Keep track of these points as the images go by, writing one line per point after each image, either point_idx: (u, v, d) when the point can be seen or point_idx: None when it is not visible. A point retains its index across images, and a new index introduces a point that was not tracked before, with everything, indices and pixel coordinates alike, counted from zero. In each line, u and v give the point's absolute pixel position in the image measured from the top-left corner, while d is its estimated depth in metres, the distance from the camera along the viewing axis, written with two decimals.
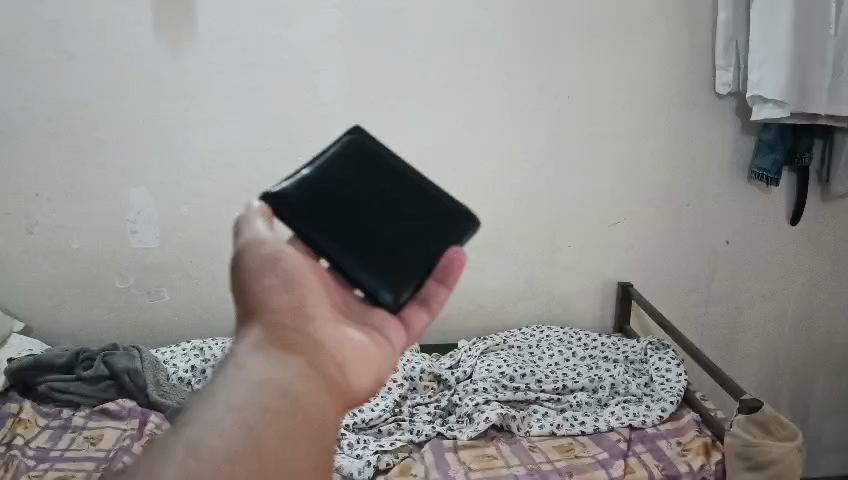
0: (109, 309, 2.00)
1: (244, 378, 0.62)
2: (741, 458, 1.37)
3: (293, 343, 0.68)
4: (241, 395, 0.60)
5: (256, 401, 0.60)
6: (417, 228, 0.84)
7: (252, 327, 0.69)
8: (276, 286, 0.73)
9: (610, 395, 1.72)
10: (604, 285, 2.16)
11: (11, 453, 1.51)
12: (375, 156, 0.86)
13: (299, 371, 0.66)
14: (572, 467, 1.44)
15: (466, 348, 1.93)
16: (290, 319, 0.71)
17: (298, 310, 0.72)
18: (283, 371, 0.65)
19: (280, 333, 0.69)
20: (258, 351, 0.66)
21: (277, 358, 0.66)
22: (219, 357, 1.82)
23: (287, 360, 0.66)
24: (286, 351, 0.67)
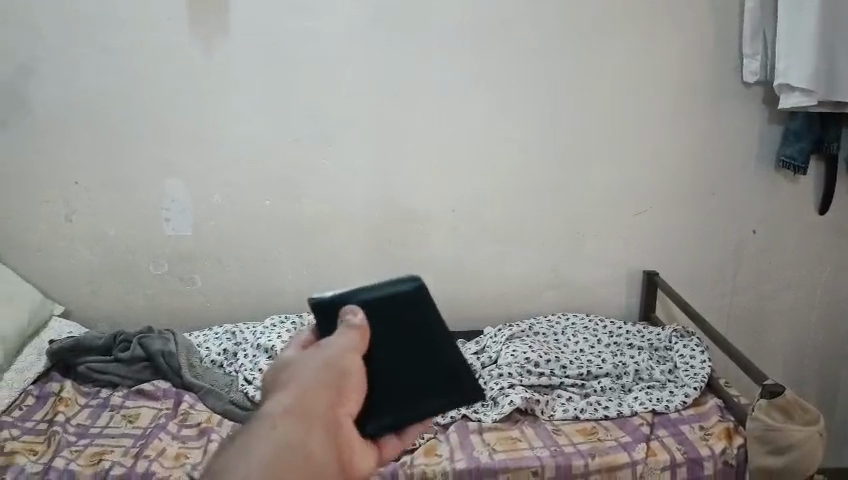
0: (144, 295, 2.06)
1: (272, 440, 0.55)
2: (762, 443, 1.39)
3: (323, 416, 0.63)
4: (268, 450, 0.54)
5: (286, 462, 0.53)
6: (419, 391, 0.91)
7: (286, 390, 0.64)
8: (311, 362, 0.70)
9: (634, 381, 1.75)
10: (629, 274, 2.17)
11: (53, 430, 1.57)
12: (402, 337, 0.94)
13: (324, 445, 0.59)
14: (594, 450, 1.46)
15: (491, 334, 1.96)
16: (321, 394, 0.66)
17: (334, 387, 0.69)
18: (308, 436, 0.58)
19: (308, 402, 0.64)
20: (289, 412, 0.60)
21: (305, 427, 0.59)
22: (250, 341, 1.87)
23: (316, 430, 0.60)
24: (316, 420, 0.61)
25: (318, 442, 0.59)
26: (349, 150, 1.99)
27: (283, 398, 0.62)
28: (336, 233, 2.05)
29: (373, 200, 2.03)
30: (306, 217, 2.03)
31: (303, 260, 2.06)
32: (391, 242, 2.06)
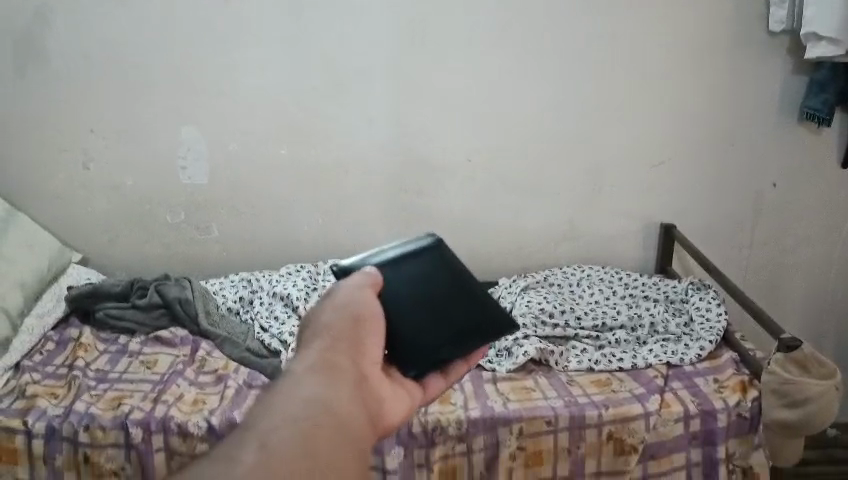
0: (161, 243, 2.06)
1: (292, 401, 0.53)
2: (778, 396, 1.38)
3: (345, 369, 0.61)
4: (288, 410, 0.52)
5: (310, 419, 0.51)
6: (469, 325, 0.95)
7: (307, 347, 0.62)
8: (330, 320, 0.68)
9: (649, 333, 1.75)
10: (646, 227, 2.15)
11: (73, 374, 1.59)
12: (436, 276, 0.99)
13: (349, 398, 0.57)
14: (608, 401, 1.44)
15: (506, 284, 1.96)
16: (342, 349, 0.64)
17: (355, 338, 0.67)
18: (332, 390, 0.56)
19: (330, 356, 0.61)
20: (309, 370, 0.58)
21: (328, 382, 0.57)
22: (266, 289, 1.88)
23: (339, 383, 0.58)
24: (339, 375, 0.59)
25: (346, 399, 0.56)
26: (364, 99, 1.96)
27: (306, 357, 0.60)
28: (351, 183, 2.03)
29: (388, 150, 2.01)
30: (321, 167, 2.02)
31: (319, 209, 2.06)
32: (407, 192, 2.05)
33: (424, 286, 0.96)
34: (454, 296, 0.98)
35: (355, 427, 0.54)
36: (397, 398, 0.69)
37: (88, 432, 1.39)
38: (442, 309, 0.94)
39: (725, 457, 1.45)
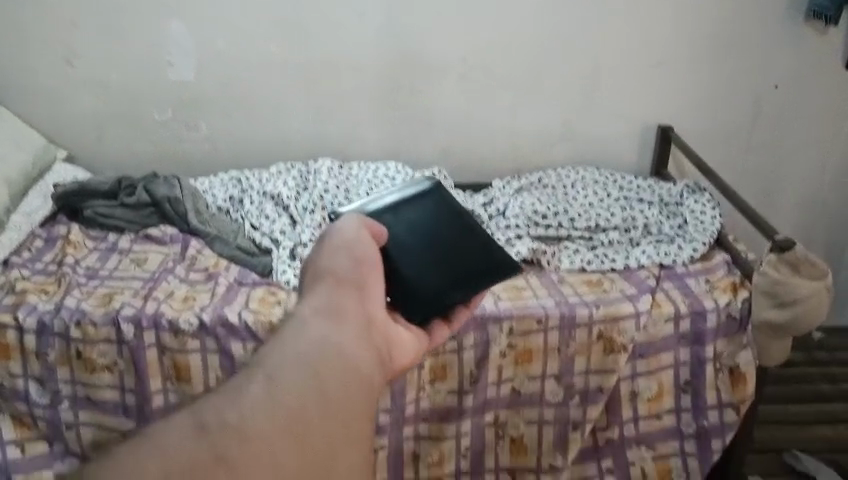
0: (149, 141, 2.02)
1: (301, 343, 0.47)
2: (768, 297, 1.38)
3: (354, 311, 0.55)
4: (296, 355, 0.46)
5: (320, 369, 0.45)
6: (478, 269, 0.99)
7: (312, 285, 0.56)
8: (338, 258, 0.62)
9: (642, 235, 1.74)
10: (644, 129, 2.11)
11: (62, 271, 1.58)
12: (445, 218, 1.02)
13: (360, 343, 0.51)
14: (600, 301, 1.45)
15: (500, 186, 1.93)
16: (350, 290, 0.58)
17: (360, 279, 0.61)
18: (343, 333, 0.50)
19: (337, 297, 0.55)
20: (316, 310, 0.51)
21: (338, 324, 0.51)
22: (256, 188, 1.85)
23: (348, 327, 0.52)
24: (348, 318, 0.53)
25: (357, 340, 0.51)
26: None
27: (313, 292, 0.55)
28: (343, 80, 1.97)
29: (381, 46, 1.94)
30: (312, 62, 1.95)
31: (309, 107, 2.00)
32: (400, 90, 1.99)
33: (427, 240, 0.96)
34: (455, 250, 0.99)
35: (366, 376, 0.49)
36: (400, 343, 0.65)
37: (79, 328, 1.39)
38: (447, 260, 0.96)
39: (713, 357, 1.45)
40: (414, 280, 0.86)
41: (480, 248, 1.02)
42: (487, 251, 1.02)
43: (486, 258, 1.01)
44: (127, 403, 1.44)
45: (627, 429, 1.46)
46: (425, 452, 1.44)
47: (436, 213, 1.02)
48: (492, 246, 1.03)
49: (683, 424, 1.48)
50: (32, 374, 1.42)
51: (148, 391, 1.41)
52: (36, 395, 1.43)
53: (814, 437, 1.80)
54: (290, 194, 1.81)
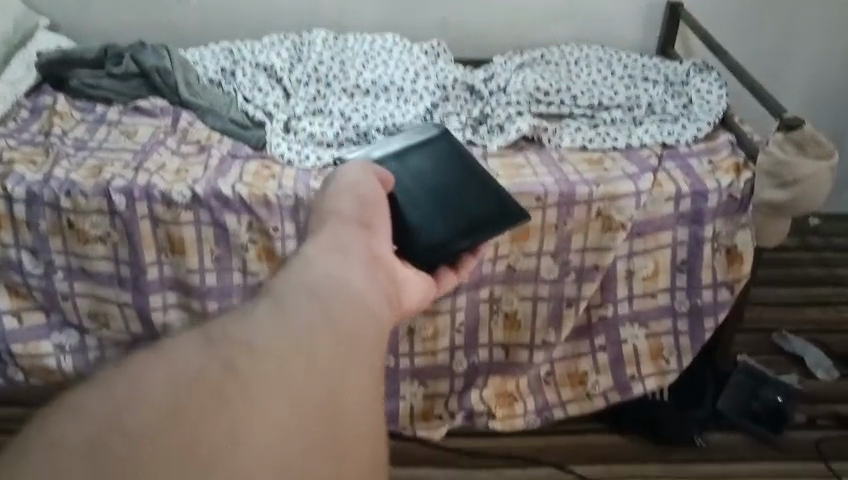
0: (135, 9, 1.92)
1: (303, 279, 0.40)
2: (770, 177, 1.35)
3: (364, 250, 0.49)
4: (304, 290, 0.39)
5: (329, 305, 0.38)
6: (487, 210, 1.11)
7: (316, 228, 0.50)
8: (340, 202, 0.56)
9: (646, 114, 1.69)
10: (653, 5, 2.02)
11: (50, 142, 1.53)
12: (452, 160, 1.16)
13: (373, 284, 0.45)
14: (600, 180, 1.42)
15: (501, 62, 1.86)
16: (357, 231, 0.52)
17: (364, 222, 0.55)
18: (354, 272, 0.44)
19: (342, 236, 0.49)
20: (322, 249, 0.45)
21: (348, 264, 0.45)
22: (249, 59, 1.78)
23: (359, 267, 0.46)
24: (357, 255, 0.47)
25: (369, 274, 0.46)
26: None
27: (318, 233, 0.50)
28: None
29: None
30: None
31: None
32: None
33: (435, 190, 1.08)
34: (461, 203, 1.10)
35: (381, 319, 0.43)
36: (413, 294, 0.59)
37: (70, 199, 1.37)
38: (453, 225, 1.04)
39: (712, 237, 1.43)
40: (427, 236, 0.94)
41: (489, 193, 1.14)
42: (494, 193, 1.14)
43: (493, 218, 1.09)
44: (122, 274, 1.42)
45: (621, 308, 1.46)
46: (420, 327, 1.43)
47: (443, 158, 1.16)
48: (500, 193, 1.14)
49: (677, 303, 1.47)
50: (24, 245, 1.41)
51: (142, 261, 1.39)
52: (30, 266, 1.43)
53: (802, 321, 1.81)
54: (283, 67, 1.75)
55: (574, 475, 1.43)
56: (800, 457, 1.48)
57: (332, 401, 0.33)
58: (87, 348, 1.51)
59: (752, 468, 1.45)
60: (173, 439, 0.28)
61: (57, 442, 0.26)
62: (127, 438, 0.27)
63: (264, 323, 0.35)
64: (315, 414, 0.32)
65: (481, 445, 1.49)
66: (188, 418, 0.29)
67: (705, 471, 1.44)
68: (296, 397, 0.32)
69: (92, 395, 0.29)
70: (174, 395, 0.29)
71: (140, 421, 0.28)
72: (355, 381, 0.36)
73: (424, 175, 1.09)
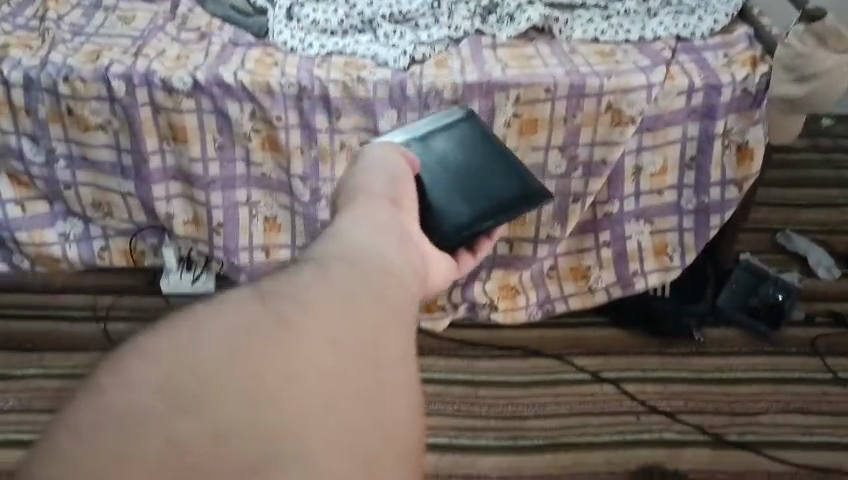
0: None
1: (340, 247, 0.49)
2: (788, 71, 1.30)
3: (392, 220, 0.59)
4: (342, 257, 0.48)
5: (364, 268, 0.47)
6: (511, 194, 1.01)
7: (350, 202, 0.60)
8: (372, 178, 0.68)
9: (663, 5, 1.59)
10: None
11: (45, 27, 1.48)
12: (475, 140, 1.06)
13: (403, 255, 0.53)
14: (611, 72, 1.34)
15: None
16: (388, 202, 0.63)
17: (393, 193, 0.67)
18: (386, 245, 0.52)
19: (375, 209, 0.59)
20: (356, 221, 0.55)
21: (380, 235, 0.54)
22: None
23: (392, 238, 0.54)
24: (387, 227, 0.56)
25: (388, 241, 0.53)
26: None
27: (343, 211, 0.57)
28: None
29: None
30: None
31: None
32: None
33: (457, 171, 0.99)
34: (482, 184, 1.01)
35: (410, 281, 0.51)
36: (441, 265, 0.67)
37: (67, 85, 1.31)
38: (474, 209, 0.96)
39: (723, 133, 1.38)
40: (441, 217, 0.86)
41: (513, 172, 1.04)
42: (520, 174, 1.04)
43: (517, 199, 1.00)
44: (124, 163, 1.41)
45: (626, 204, 1.44)
46: None
47: (466, 138, 1.06)
48: (526, 175, 1.04)
49: (683, 200, 1.45)
50: (24, 131, 1.39)
51: (143, 151, 1.37)
52: (31, 154, 1.41)
53: (806, 221, 1.80)
54: None
55: (573, 367, 1.45)
56: (796, 353, 1.50)
57: (365, 343, 0.41)
58: (90, 237, 1.52)
59: (748, 363, 1.47)
60: (232, 373, 0.35)
61: (137, 372, 0.34)
62: (193, 368, 0.35)
63: (307, 284, 0.43)
64: (348, 370, 0.39)
65: (483, 336, 1.51)
66: (245, 357, 0.36)
67: (702, 365, 1.47)
68: (332, 342, 0.39)
69: (163, 345, 0.36)
70: (228, 348, 0.36)
71: (207, 351, 0.36)
72: (383, 331, 0.42)
73: (458, 149, 1.02)
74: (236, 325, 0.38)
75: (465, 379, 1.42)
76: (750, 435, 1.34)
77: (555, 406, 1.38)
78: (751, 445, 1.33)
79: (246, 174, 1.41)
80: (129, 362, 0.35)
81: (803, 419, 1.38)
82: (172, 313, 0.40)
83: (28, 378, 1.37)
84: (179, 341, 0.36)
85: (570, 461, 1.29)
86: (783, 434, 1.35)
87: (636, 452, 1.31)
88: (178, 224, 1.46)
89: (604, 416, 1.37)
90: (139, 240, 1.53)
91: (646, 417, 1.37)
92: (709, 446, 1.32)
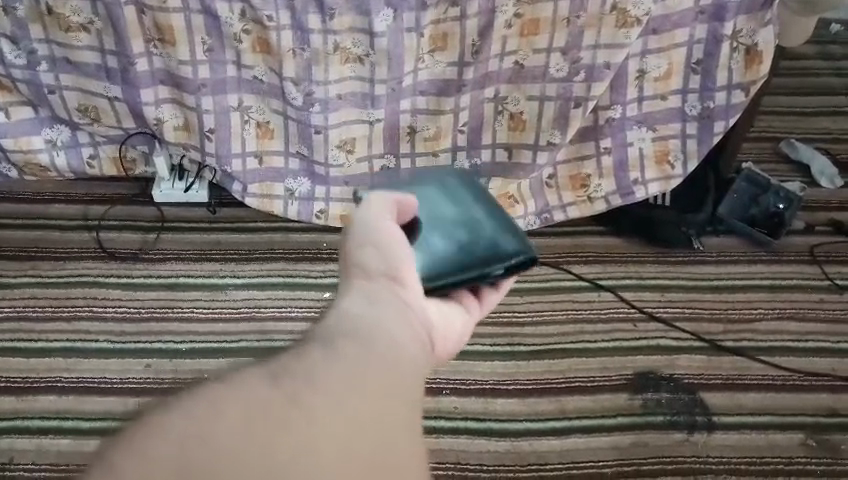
0: None
1: (351, 323, 0.52)
2: None
3: (398, 296, 0.61)
4: (354, 334, 0.51)
5: (376, 347, 0.50)
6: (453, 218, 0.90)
7: (362, 284, 0.61)
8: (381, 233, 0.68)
9: None
10: None
11: None
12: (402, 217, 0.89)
13: (409, 331, 0.56)
14: None
15: None
16: (393, 272, 0.64)
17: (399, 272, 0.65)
18: (392, 322, 0.55)
19: (381, 286, 0.61)
20: (364, 301, 0.58)
21: (386, 313, 0.57)
22: None
23: (399, 318, 0.57)
24: (392, 304, 0.59)
25: (390, 327, 0.54)
26: None
27: (348, 292, 0.59)
28: None
29: None
30: None
31: None
32: None
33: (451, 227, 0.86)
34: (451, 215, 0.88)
35: (414, 354, 0.54)
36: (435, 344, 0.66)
37: None
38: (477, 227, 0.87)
39: (731, 35, 1.31)
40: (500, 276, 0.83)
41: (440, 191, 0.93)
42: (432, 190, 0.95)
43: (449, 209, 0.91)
44: (109, 65, 1.35)
45: (628, 110, 1.40)
46: (422, 127, 1.41)
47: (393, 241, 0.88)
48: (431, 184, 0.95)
49: (687, 106, 1.39)
50: (4, 32, 1.34)
51: (129, 53, 1.32)
52: (11, 56, 1.36)
53: (813, 130, 1.77)
54: None
55: (571, 275, 1.45)
56: (795, 261, 1.49)
57: (377, 417, 0.43)
58: (78, 144, 1.49)
59: (746, 272, 1.47)
60: (252, 455, 0.37)
61: (155, 468, 0.36)
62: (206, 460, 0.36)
63: (325, 363, 0.46)
64: (366, 448, 0.41)
65: None
66: (266, 437, 0.38)
67: (700, 272, 1.46)
68: (348, 419, 0.42)
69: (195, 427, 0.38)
70: (252, 430, 0.38)
71: (231, 433, 0.38)
72: (392, 406, 0.45)
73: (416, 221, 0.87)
74: (248, 411, 0.40)
75: None
76: (746, 342, 1.35)
77: (552, 313, 1.38)
78: (747, 352, 1.33)
79: (237, 77, 1.36)
80: (147, 455, 0.36)
81: (799, 326, 1.38)
82: (200, 387, 0.43)
83: (22, 286, 1.36)
84: (194, 428, 0.38)
85: (566, 367, 1.29)
86: (778, 340, 1.35)
87: (632, 359, 1.31)
88: (169, 129, 1.42)
89: (601, 322, 1.37)
90: (129, 147, 1.49)
91: (643, 325, 1.37)
92: (704, 352, 1.32)
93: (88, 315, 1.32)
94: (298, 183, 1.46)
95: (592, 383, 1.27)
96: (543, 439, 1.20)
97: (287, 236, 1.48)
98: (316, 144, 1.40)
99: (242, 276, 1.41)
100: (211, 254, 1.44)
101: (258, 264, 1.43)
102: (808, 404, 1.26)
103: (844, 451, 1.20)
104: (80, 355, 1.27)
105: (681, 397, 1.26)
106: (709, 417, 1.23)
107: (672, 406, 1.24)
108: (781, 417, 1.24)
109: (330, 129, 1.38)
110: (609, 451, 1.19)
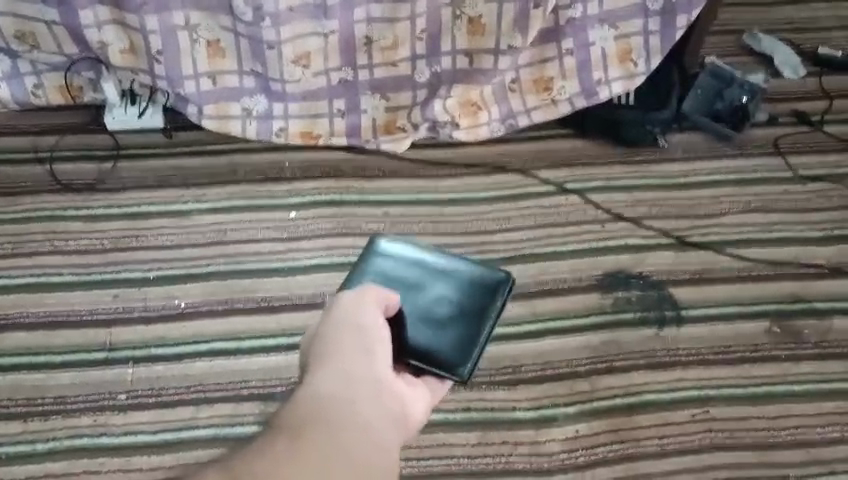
0: None
1: (311, 418, 0.63)
2: None
3: (368, 384, 0.70)
4: (313, 434, 0.62)
5: (331, 447, 0.61)
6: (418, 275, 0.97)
7: (329, 372, 0.70)
8: (354, 319, 0.77)
9: None
10: None
11: None
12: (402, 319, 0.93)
13: (369, 422, 0.66)
14: None
15: None
16: (362, 364, 0.72)
17: (367, 362, 0.73)
18: (351, 414, 0.65)
19: (350, 375, 0.70)
20: (329, 393, 0.67)
21: (345, 404, 0.66)
22: None
23: (358, 408, 0.66)
24: (357, 390, 0.69)
25: (346, 423, 0.64)
26: None
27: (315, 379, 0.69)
28: None
29: None
30: None
31: None
32: None
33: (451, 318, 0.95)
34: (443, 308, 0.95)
35: (371, 448, 0.64)
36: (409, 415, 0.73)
37: None
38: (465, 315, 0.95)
39: None
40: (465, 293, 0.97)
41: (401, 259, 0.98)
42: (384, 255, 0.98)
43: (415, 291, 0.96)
44: None
45: (590, 8, 1.36)
46: (379, 36, 1.36)
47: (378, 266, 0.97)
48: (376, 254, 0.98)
49: (648, 1, 1.36)
50: None
51: None
52: None
53: (774, 20, 1.75)
54: None
55: (538, 180, 1.44)
56: (759, 155, 1.49)
57: None
58: (20, 73, 1.42)
59: (711, 168, 1.47)
60: None
61: None
62: None
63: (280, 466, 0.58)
64: None
65: (446, 154, 1.48)
66: None
67: (666, 170, 1.46)
68: None
69: None
70: None
71: None
72: None
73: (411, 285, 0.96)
74: None
75: (430, 199, 1.40)
76: (712, 236, 1.36)
77: (520, 220, 1.38)
78: (713, 246, 1.35)
79: None
80: None
81: (763, 217, 1.40)
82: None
83: None
84: None
85: (536, 272, 1.30)
86: (743, 233, 1.37)
87: (602, 260, 1.32)
88: (114, 53, 1.36)
89: (569, 225, 1.37)
90: (74, 74, 1.43)
91: (611, 225, 1.37)
92: (672, 249, 1.34)
93: (49, 249, 1.29)
94: (256, 102, 1.42)
95: (563, 286, 1.28)
96: (517, 344, 1.20)
97: (248, 157, 1.45)
98: (269, 61, 1.35)
99: (206, 200, 1.37)
100: (172, 180, 1.40)
101: (220, 188, 1.39)
102: (773, 293, 1.28)
103: (808, 335, 1.23)
104: (44, 290, 1.23)
105: (650, 293, 1.27)
106: (678, 311, 1.25)
107: (642, 303, 1.26)
108: (747, 306, 1.26)
109: (283, 44, 1.33)
110: (582, 350, 1.20)
